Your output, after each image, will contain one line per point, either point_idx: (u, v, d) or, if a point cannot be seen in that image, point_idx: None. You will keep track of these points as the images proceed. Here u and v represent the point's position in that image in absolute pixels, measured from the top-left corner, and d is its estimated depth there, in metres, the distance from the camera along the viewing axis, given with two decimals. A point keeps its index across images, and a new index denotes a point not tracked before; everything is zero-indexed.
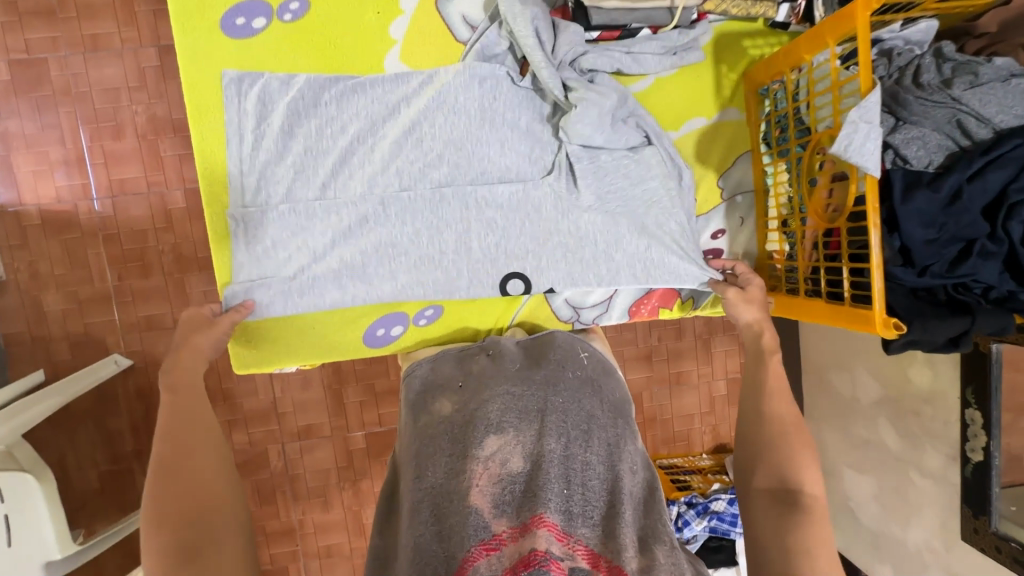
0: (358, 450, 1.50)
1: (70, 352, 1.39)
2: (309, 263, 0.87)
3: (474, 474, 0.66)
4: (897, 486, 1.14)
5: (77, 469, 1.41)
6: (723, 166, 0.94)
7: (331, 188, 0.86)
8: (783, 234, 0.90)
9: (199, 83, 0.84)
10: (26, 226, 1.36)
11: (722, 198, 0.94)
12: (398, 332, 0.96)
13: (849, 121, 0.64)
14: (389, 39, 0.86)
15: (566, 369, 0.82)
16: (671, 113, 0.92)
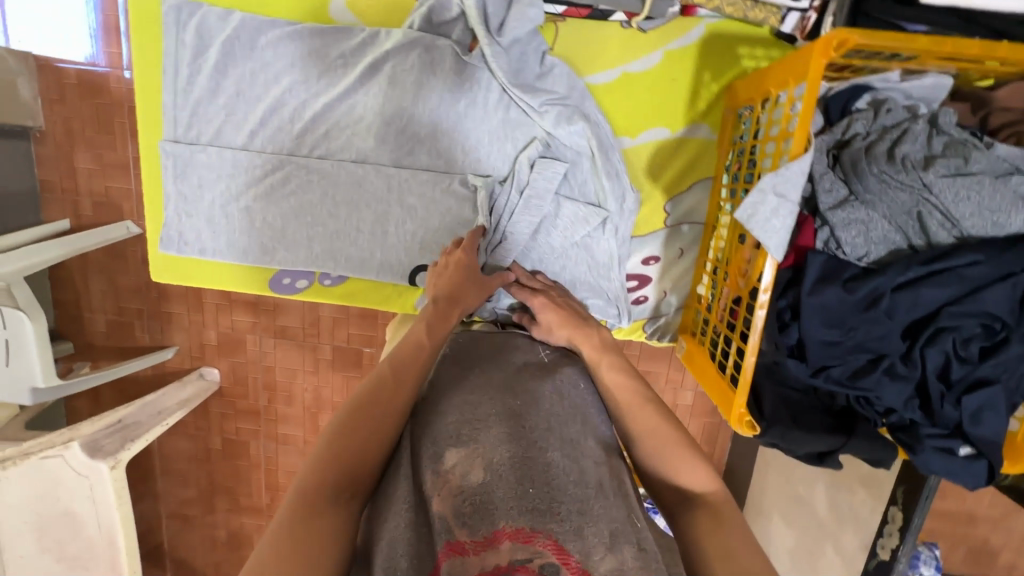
0: (325, 359, 1.60)
1: (92, 209, 1.52)
2: (246, 204, 1.00)
3: (433, 491, 0.64)
4: (811, 551, 1.09)
5: (88, 312, 1.60)
6: (676, 191, 1.04)
7: (264, 140, 0.98)
8: (709, 283, 1.01)
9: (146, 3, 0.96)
10: (63, 83, 1.44)
11: (666, 224, 1.06)
12: (303, 285, 1.10)
13: (759, 191, 0.74)
14: None
15: (543, 382, 0.80)
16: (642, 119, 1.01)
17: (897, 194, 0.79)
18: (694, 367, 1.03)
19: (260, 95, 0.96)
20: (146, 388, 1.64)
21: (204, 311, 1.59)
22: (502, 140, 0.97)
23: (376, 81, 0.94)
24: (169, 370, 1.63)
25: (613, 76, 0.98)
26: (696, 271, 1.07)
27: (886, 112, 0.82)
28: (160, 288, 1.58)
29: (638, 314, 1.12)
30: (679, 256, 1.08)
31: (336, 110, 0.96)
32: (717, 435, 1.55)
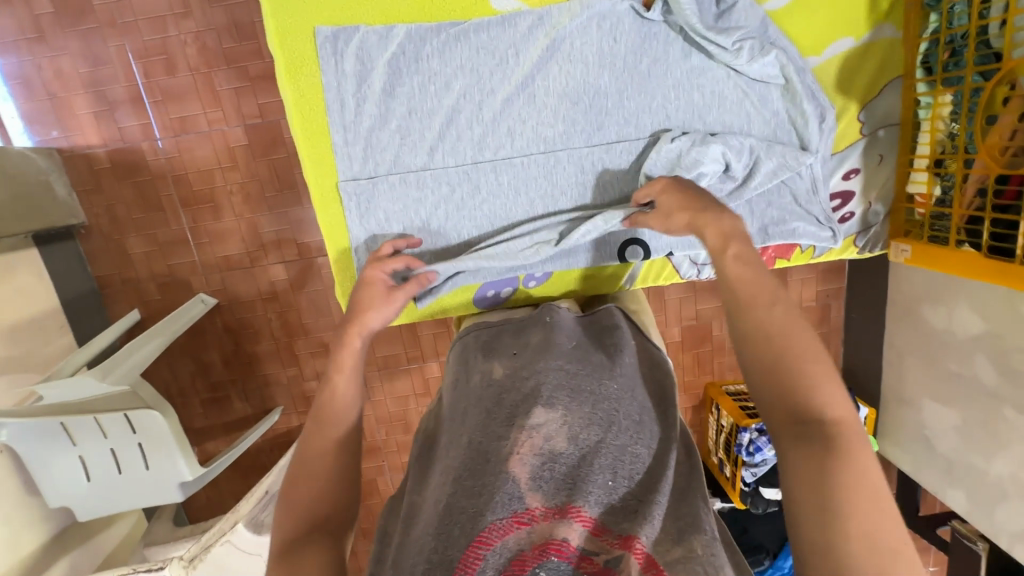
0: (434, 378, 1.57)
1: (159, 292, 1.45)
2: (443, 222, 1.01)
3: (516, 443, 0.69)
4: (985, 421, 1.13)
5: (181, 397, 1.54)
6: (868, 99, 1.04)
7: (454, 153, 0.97)
8: (934, 175, 1.00)
9: (294, 38, 0.90)
10: (97, 171, 1.36)
11: (863, 134, 1.06)
12: (507, 294, 1.08)
13: None
14: None
15: (620, 359, 0.85)
16: (826, 34, 0.99)
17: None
18: (935, 266, 1.01)
19: (442, 105, 0.94)
20: (259, 456, 1.60)
21: (299, 363, 1.54)
22: (687, 91, 0.97)
23: (554, 64, 0.94)
24: (278, 431, 1.59)
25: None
26: (902, 174, 1.07)
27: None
28: (249, 353, 1.53)
29: (846, 231, 1.12)
30: (879, 163, 1.08)
31: (517, 102, 0.95)
32: (830, 343, 1.58)
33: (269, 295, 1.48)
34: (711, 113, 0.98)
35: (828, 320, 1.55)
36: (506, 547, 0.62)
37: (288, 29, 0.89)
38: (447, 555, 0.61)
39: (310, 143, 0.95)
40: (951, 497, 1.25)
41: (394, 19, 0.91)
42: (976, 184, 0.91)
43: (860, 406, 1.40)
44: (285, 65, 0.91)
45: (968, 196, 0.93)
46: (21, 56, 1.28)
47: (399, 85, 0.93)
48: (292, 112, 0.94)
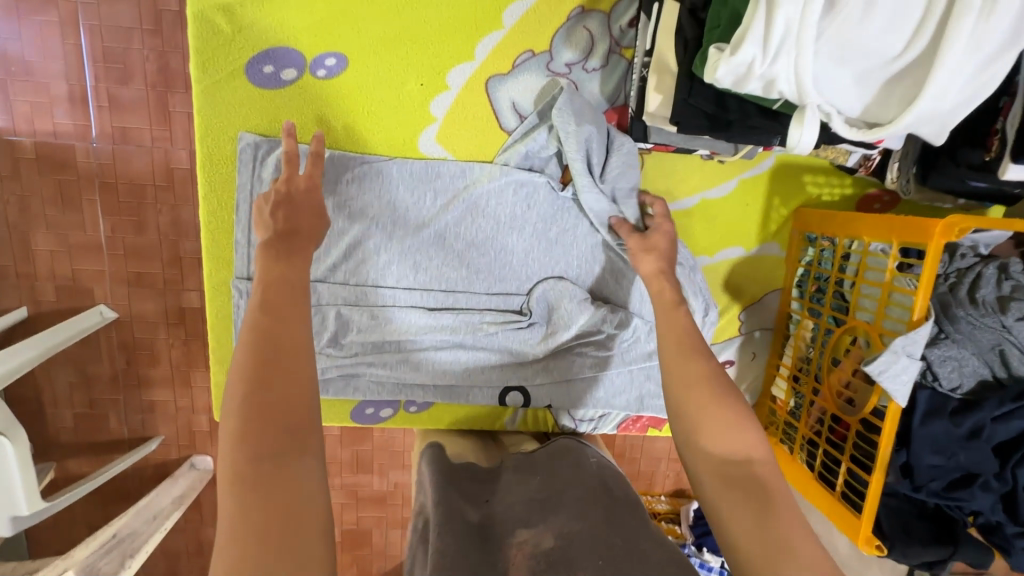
0: (332, 436, 1.52)
1: (55, 294, 1.36)
2: (330, 338, 1.01)
3: (509, 563, 0.68)
4: None
5: (52, 407, 1.43)
6: (748, 303, 1.14)
7: (358, 272, 1.02)
8: (791, 389, 1.08)
9: (216, 135, 0.98)
10: (19, 160, 1.29)
11: (740, 332, 1.15)
12: (388, 413, 1.15)
13: (892, 351, 0.82)
14: (429, 115, 1.02)
15: (587, 456, 0.90)
16: (716, 244, 1.10)
17: (981, 334, 0.90)
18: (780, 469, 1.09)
19: (349, 225, 1.00)
20: (124, 484, 1.49)
21: (192, 394, 1.47)
22: (585, 261, 1.06)
23: (468, 215, 1.03)
24: (151, 462, 1.49)
25: (693, 203, 1.07)
26: (768, 373, 1.15)
27: (961, 257, 0.95)
28: (141, 374, 1.44)
29: None
30: (752, 358, 1.16)
31: (427, 240, 1.03)
32: None
33: (177, 321, 1.42)
34: (605, 281, 1.07)
35: None
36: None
37: (217, 126, 0.97)
38: None
39: (216, 228, 1.01)
40: None
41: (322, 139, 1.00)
42: (818, 412, 1.01)
43: None
44: (206, 154, 0.98)
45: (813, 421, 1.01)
46: None
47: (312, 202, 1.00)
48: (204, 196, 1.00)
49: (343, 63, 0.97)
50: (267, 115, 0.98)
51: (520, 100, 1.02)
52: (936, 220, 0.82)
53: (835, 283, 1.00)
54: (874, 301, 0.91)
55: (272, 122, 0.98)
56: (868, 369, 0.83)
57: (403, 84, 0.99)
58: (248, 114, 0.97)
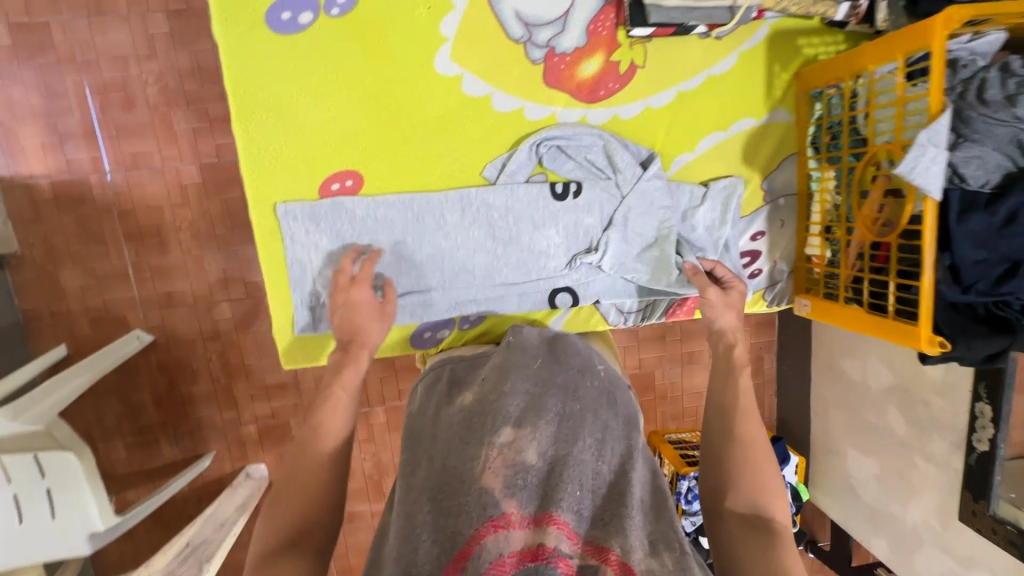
0: (378, 423, 1.54)
1: (91, 327, 1.39)
2: (378, 266, 1.01)
3: (488, 460, 0.72)
4: (899, 470, 1.20)
5: (104, 440, 1.45)
6: (769, 171, 1.12)
7: (391, 200, 0.99)
8: (826, 240, 1.07)
9: (243, 86, 0.92)
10: (38, 201, 1.33)
11: (765, 202, 1.14)
12: (444, 334, 1.09)
13: (919, 145, 0.79)
14: (440, 36, 0.95)
15: (587, 378, 0.89)
16: (729, 112, 1.07)
17: (1000, 130, 0.82)
18: (828, 321, 1.07)
19: (383, 158, 0.99)
20: (184, 506, 1.50)
21: (237, 405, 1.49)
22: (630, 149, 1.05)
23: (505, 122, 1.01)
24: (207, 480, 1.50)
25: (701, 80, 1.04)
26: (800, 236, 1.14)
27: (963, 67, 0.87)
28: (184, 394, 1.46)
29: (755, 286, 1.17)
30: (782, 226, 1.15)
31: (465, 156, 1.01)
32: (764, 396, 1.65)
33: (211, 334, 1.44)
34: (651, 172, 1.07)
35: (762, 371, 1.62)
36: (484, 552, 0.63)
37: (242, 81, 0.91)
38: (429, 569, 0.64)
39: (254, 184, 0.96)
40: (876, 545, 1.30)
41: (336, 77, 0.94)
42: (857, 249, 0.99)
43: (791, 454, 1.47)
44: (233, 109, 0.93)
45: (852, 260, 1.00)
46: None
47: (346, 154, 0.97)
48: (241, 156, 0.95)
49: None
50: (272, 61, 0.91)
51: (525, 8, 0.95)
52: (937, 15, 0.79)
53: (848, 122, 0.99)
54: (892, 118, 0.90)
55: (286, 68, 0.92)
56: (899, 170, 0.80)
57: (412, 7, 0.92)
58: (270, 65, 0.91)
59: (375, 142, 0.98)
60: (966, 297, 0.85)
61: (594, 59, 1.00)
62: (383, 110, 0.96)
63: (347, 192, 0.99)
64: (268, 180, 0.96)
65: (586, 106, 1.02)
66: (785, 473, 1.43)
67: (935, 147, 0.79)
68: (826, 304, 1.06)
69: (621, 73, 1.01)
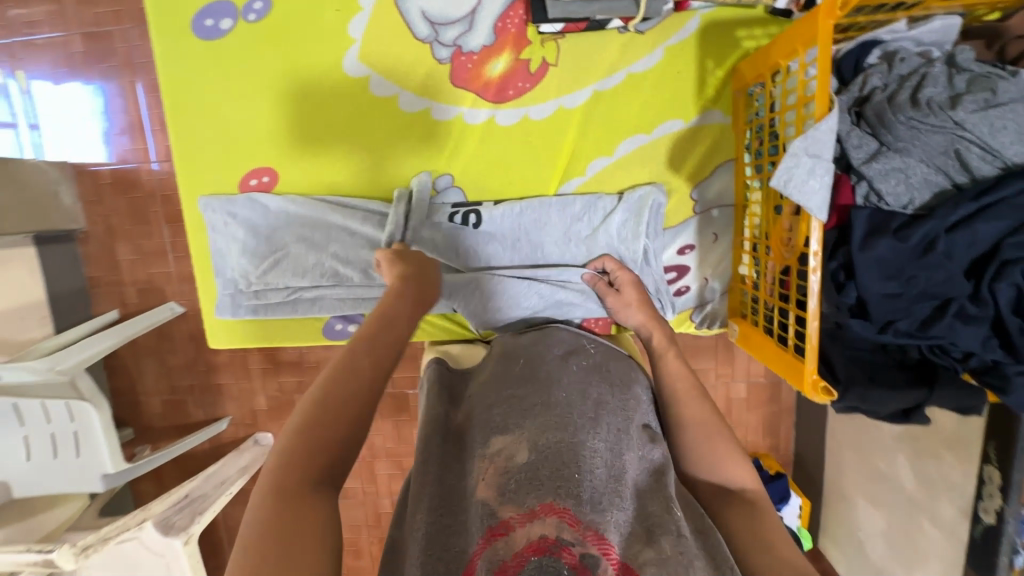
0: None
1: (137, 296, 1.60)
2: (286, 266, 1.06)
3: (479, 470, 0.70)
4: (905, 529, 1.04)
5: (144, 395, 1.66)
6: (699, 179, 1.05)
7: (305, 204, 1.05)
8: (752, 259, 1.01)
9: (176, 87, 1.01)
10: (101, 185, 1.55)
11: (695, 212, 1.07)
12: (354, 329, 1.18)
13: (793, 153, 0.75)
14: (350, 37, 1.00)
15: (567, 362, 0.88)
16: (653, 114, 1.02)
17: (931, 136, 0.78)
18: (751, 351, 1.02)
19: (299, 156, 1.06)
20: (205, 461, 1.68)
21: (252, 377, 1.63)
22: (544, 149, 1.05)
23: (412, 121, 1.04)
24: (225, 440, 1.67)
25: (618, 79, 1.01)
26: (734, 253, 1.07)
27: (901, 61, 0.83)
28: (208, 361, 1.63)
29: (683, 305, 1.12)
30: (715, 241, 1.08)
31: (374, 156, 1.06)
32: (779, 426, 1.48)
33: None
34: (561, 177, 1.07)
35: (776, 399, 1.46)
36: (488, 560, 0.60)
37: (173, 82, 1.01)
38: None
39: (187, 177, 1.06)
40: None
41: (257, 78, 1.01)
42: (774, 271, 0.93)
43: (794, 495, 1.31)
44: (168, 106, 1.03)
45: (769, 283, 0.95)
46: (57, 83, 1.51)
47: (266, 152, 1.05)
48: (175, 151, 1.05)
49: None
50: (200, 63, 1.00)
51: (430, 7, 0.97)
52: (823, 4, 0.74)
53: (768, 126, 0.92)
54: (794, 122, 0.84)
55: (212, 70, 1.01)
56: (775, 182, 0.78)
57: (322, 10, 0.98)
58: (198, 65, 1.00)
59: (291, 140, 1.05)
60: (880, 334, 0.84)
61: (502, 57, 1.00)
62: (297, 111, 1.03)
63: (265, 188, 1.07)
64: (198, 174, 1.06)
65: (494, 106, 1.02)
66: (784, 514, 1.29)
67: (801, 159, 0.75)
68: (748, 330, 1.02)
69: (532, 71, 1.00)
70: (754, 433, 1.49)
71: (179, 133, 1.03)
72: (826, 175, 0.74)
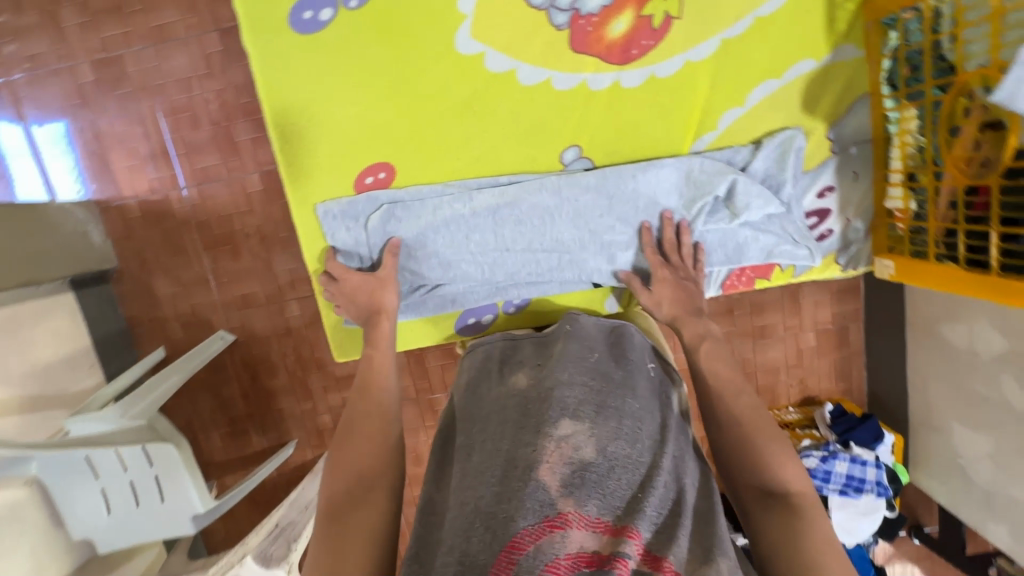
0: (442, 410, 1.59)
1: (182, 330, 1.53)
2: (424, 264, 1.06)
3: (547, 450, 0.71)
4: (1018, 447, 1.06)
5: (202, 431, 1.60)
6: (834, 117, 1.06)
7: (415, 207, 1.04)
8: (908, 190, 1.03)
9: (285, 95, 0.96)
10: (129, 219, 1.47)
11: (833, 151, 1.09)
12: (487, 319, 1.16)
13: (1021, 64, 0.72)
14: (460, 14, 0.94)
15: (642, 377, 0.89)
16: (781, 58, 1.01)
17: None
18: (915, 281, 1.03)
19: (421, 148, 1.02)
20: (275, 489, 1.63)
21: (312, 397, 1.58)
22: (672, 107, 1.03)
23: (538, 92, 1.00)
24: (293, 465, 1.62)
25: (746, 24, 0.98)
26: (876, 189, 1.10)
27: None
28: (265, 387, 1.58)
29: (827, 249, 1.15)
30: (855, 179, 1.11)
31: (500, 135, 1.02)
32: (851, 368, 1.50)
33: (284, 331, 1.54)
34: (695, 133, 1.05)
35: (846, 342, 1.47)
36: (542, 551, 0.60)
37: (275, 89, 0.95)
38: (479, 557, 0.62)
39: (306, 191, 1.03)
40: (993, 532, 1.16)
41: (364, 70, 0.96)
42: (949, 197, 0.93)
43: (885, 433, 1.33)
44: (273, 117, 0.98)
45: (942, 209, 0.95)
46: (64, 117, 1.42)
47: (383, 149, 1.01)
48: (285, 163, 1.01)
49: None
50: (298, 61, 0.94)
51: None
52: None
53: (929, 51, 0.93)
54: (983, 37, 0.82)
55: (314, 69, 0.95)
56: (997, 98, 0.74)
57: None
58: (301, 66, 0.94)
59: (413, 130, 1.01)
60: None
61: (624, 16, 0.95)
62: (415, 99, 0.98)
63: (381, 184, 1.04)
64: (316, 181, 1.02)
65: (618, 68, 0.99)
66: (879, 452, 1.30)
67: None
68: (911, 263, 1.03)
69: (655, 28, 0.97)
70: (827, 379, 1.51)
71: (290, 144, 0.99)
72: None
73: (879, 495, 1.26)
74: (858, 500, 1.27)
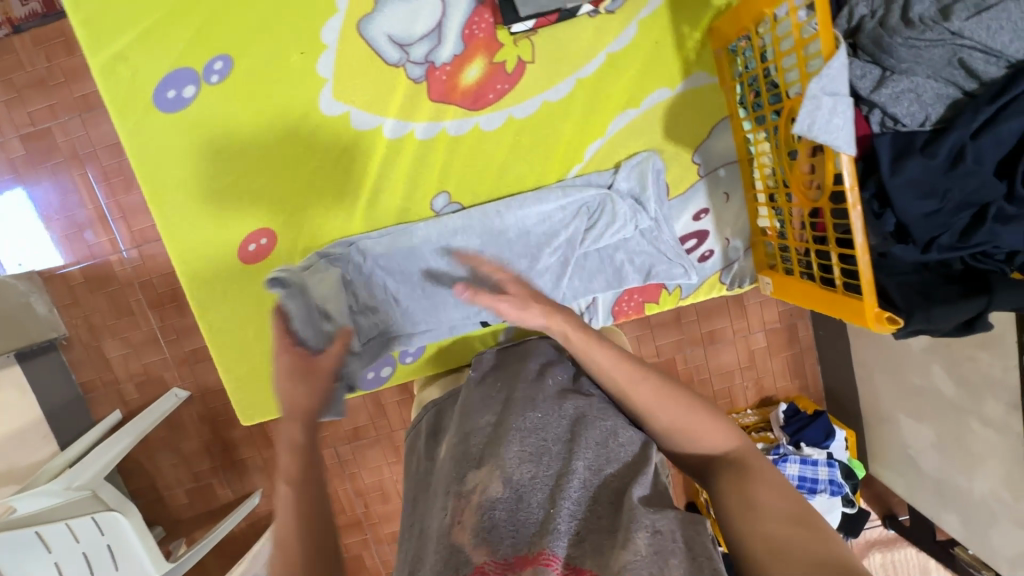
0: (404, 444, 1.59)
1: (137, 390, 1.53)
2: None
3: (457, 514, 0.70)
4: (956, 434, 1.06)
5: (166, 489, 1.59)
6: (698, 142, 1.08)
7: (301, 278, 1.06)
8: (771, 210, 1.05)
9: (158, 171, 0.98)
10: (73, 286, 1.48)
11: (701, 175, 1.10)
12: (388, 372, 1.17)
13: (813, 97, 0.75)
14: (320, 79, 0.98)
15: (546, 382, 0.87)
16: (639, 89, 1.04)
17: (931, 52, 0.77)
18: (791, 298, 1.06)
19: (296, 209, 1.04)
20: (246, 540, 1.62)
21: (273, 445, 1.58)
22: (540, 145, 1.05)
23: (403, 145, 1.03)
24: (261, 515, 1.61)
25: (598, 63, 1.01)
26: (749, 208, 1.12)
27: None
28: (226, 439, 1.57)
29: (710, 269, 1.17)
30: (727, 199, 1.13)
31: (370, 191, 1.05)
32: (804, 364, 1.50)
33: None
34: (562, 169, 1.08)
35: (796, 340, 1.48)
36: None
37: (148, 167, 0.98)
38: None
39: (189, 261, 1.03)
40: (948, 521, 1.16)
41: (234, 141, 0.99)
42: (800, 217, 0.97)
43: (837, 429, 1.33)
44: (149, 191, 0.99)
45: (797, 229, 0.99)
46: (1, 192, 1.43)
47: (259, 215, 1.03)
48: (164, 235, 1.02)
49: (231, 58, 0.95)
50: (167, 139, 0.97)
51: (394, 30, 0.96)
52: None
53: (763, 77, 0.96)
54: (795, 66, 0.86)
55: (183, 145, 0.97)
56: (798, 129, 0.77)
57: (286, 56, 0.95)
58: (170, 143, 0.97)
59: (286, 195, 1.03)
60: (925, 256, 0.83)
61: (475, 64, 0.99)
62: (286, 163, 1.01)
63: (264, 250, 1.05)
64: (194, 251, 1.03)
65: (474, 114, 1.02)
66: (832, 450, 1.31)
67: (819, 102, 0.75)
68: (784, 279, 1.06)
69: (509, 72, 1.00)
70: (782, 377, 1.51)
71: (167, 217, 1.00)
72: (848, 112, 0.75)
73: (832, 494, 1.26)
74: (813, 500, 1.28)
